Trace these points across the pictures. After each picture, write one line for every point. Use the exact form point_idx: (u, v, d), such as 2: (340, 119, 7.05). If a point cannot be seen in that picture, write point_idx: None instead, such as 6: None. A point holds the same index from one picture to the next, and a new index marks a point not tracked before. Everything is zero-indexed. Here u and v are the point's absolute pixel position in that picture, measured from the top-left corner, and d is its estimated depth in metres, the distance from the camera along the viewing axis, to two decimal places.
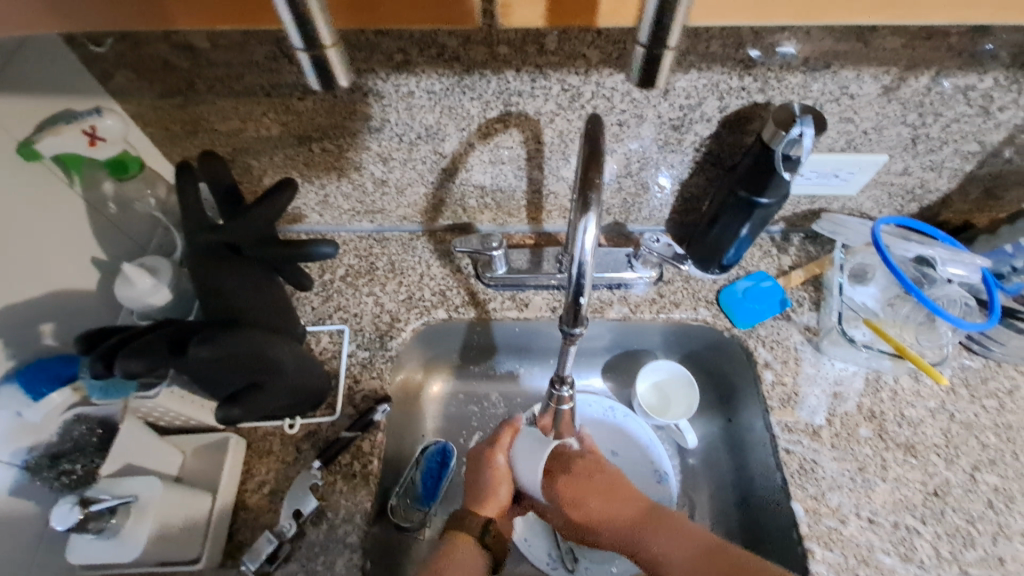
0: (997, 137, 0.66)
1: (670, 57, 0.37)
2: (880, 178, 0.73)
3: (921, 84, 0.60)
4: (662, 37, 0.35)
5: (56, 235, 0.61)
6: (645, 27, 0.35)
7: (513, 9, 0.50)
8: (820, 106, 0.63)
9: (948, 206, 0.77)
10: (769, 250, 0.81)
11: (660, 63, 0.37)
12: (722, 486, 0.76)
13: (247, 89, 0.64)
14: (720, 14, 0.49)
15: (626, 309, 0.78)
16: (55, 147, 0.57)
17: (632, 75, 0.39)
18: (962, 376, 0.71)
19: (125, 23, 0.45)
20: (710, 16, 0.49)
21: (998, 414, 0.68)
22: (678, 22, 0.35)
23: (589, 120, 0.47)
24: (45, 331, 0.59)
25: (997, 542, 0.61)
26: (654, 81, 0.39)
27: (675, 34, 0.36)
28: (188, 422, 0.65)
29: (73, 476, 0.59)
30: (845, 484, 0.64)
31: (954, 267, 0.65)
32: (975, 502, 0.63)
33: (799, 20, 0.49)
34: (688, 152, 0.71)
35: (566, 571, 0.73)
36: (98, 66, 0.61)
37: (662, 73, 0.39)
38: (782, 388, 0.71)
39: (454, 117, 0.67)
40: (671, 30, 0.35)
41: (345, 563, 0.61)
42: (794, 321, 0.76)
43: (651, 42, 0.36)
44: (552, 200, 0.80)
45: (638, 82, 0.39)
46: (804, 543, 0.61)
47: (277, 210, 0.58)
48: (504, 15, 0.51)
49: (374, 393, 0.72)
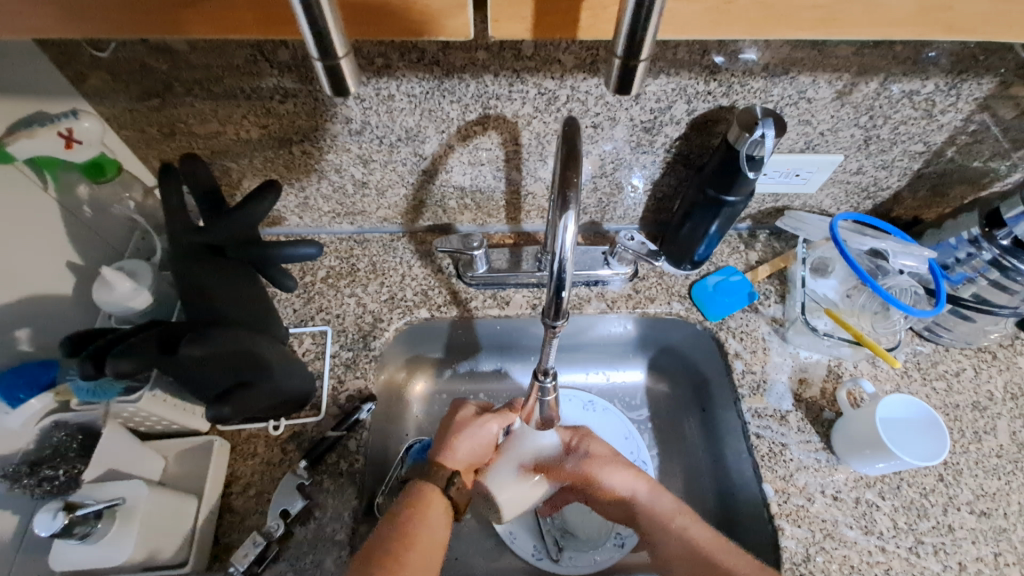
0: (939, 138, 0.72)
1: (348, 65, 0.38)
2: (837, 177, 0.78)
3: (871, 89, 0.65)
4: (329, 49, 0.36)
5: (26, 236, 0.57)
6: (310, 42, 0.35)
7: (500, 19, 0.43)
8: (781, 109, 0.67)
9: (899, 203, 0.82)
10: (736, 246, 0.86)
11: (342, 72, 0.38)
12: (696, 471, 0.80)
13: (226, 92, 0.63)
14: (685, 26, 0.42)
15: (604, 305, 0.81)
16: (28, 149, 0.54)
17: (323, 84, 0.39)
18: (914, 360, 0.76)
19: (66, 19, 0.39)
20: (674, 32, 0.43)
21: (946, 394, 0.74)
22: (648, 35, 0.35)
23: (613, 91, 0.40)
24: (20, 337, 0.56)
25: (948, 512, 0.66)
26: (346, 88, 0.39)
27: (647, 48, 0.36)
28: (170, 427, 0.64)
29: (56, 482, 0.54)
30: (811, 464, 0.69)
31: (904, 259, 0.70)
32: (928, 477, 0.68)
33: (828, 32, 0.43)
34: (659, 153, 0.74)
35: (551, 561, 0.74)
36: (71, 69, 0.59)
37: (350, 80, 0.39)
38: (751, 376, 0.75)
39: (434, 120, 0.68)
40: (346, 80, 0.39)
41: (334, 560, 0.61)
42: (761, 313, 0.80)
43: (323, 56, 0.36)
44: (530, 201, 0.82)
45: (330, 89, 0.39)
46: (774, 521, 0.65)
47: (197, 175, 0.58)
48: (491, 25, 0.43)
49: (358, 392, 0.72)
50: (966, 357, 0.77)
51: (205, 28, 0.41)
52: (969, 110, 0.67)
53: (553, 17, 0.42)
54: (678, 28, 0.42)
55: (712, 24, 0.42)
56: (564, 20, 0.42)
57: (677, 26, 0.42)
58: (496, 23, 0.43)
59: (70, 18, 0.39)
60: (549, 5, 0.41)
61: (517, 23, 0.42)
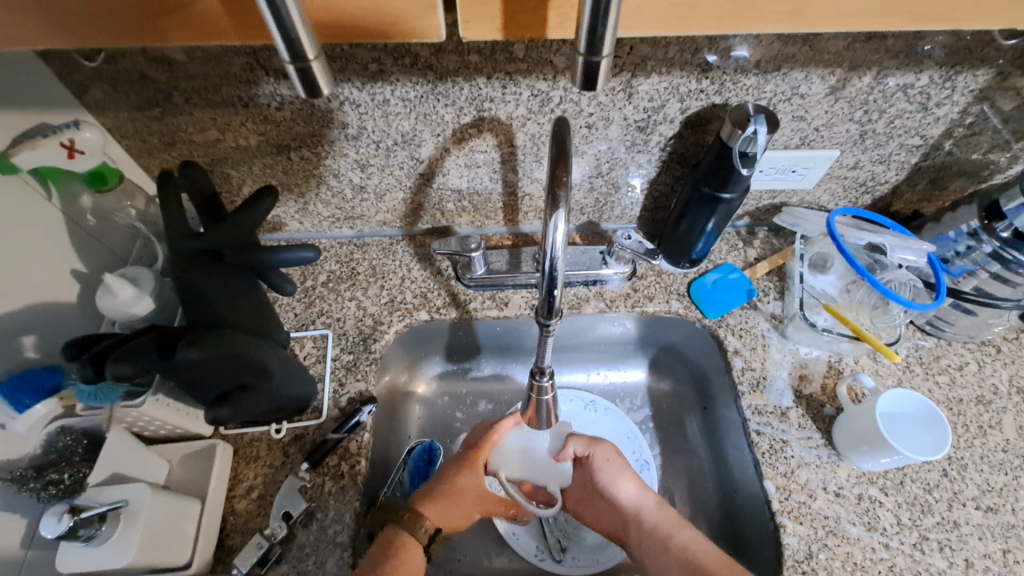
0: (936, 131, 0.71)
1: (320, 67, 0.38)
2: (835, 172, 0.78)
3: (864, 84, 0.65)
4: (301, 52, 0.36)
5: (32, 245, 0.58)
6: (283, 48, 0.36)
7: (470, 21, 0.43)
8: (774, 106, 0.68)
9: (899, 197, 0.82)
10: (735, 244, 0.86)
11: (313, 74, 0.38)
12: (699, 470, 0.79)
13: (223, 100, 0.64)
14: (653, 24, 0.43)
15: (602, 304, 0.81)
16: (32, 160, 0.56)
17: (296, 85, 0.40)
18: (916, 355, 0.76)
19: (53, 24, 0.40)
20: (641, 28, 0.43)
21: (950, 389, 0.73)
22: (609, 32, 0.36)
23: (580, 89, 0.41)
24: (27, 343, 0.57)
25: (952, 508, 0.65)
26: (319, 90, 0.40)
27: (609, 44, 0.37)
28: (174, 431, 0.65)
29: (62, 485, 0.55)
30: (813, 461, 0.68)
31: (903, 253, 0.70)
32: (932, 472, 0.68)
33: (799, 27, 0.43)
34: (654, 152, 0.74)
35: (554, 562, 0.74)
36: (73, 80, 0.61)
37: (324, 82, 0.40)
38: (751, 373, 0.75)
39: (430, 123, 0.69)
40: (317, 81, 0.39)
41: (336, 561, 0.62)
42: (760, 309, 0.80)
43: (295, 59, 0.37)
44: (527, 202, 0.82)
45: (306, 91, 0.40)
46: (777, 518, 0.64)
47: (196, 181, 0.59)
48: (463, 28, 0.44)
49: (360, 395, 0.73)
50: (970, 351, 0.76)
51: (187, 34, 0.42)
52: (965, 103, 0.67)
53: (522, 18, 0.43)
54: (647, 24, 0.43)
55: (680, 19, 0.43)
56: (535, 18, 0.42)
57: (640, 22, 0.42)
58: (467, 24, 0.43)
59: (56, 26, 0.40)
60: (518, 4, 0.42)
61: (487, 24, 0.43)
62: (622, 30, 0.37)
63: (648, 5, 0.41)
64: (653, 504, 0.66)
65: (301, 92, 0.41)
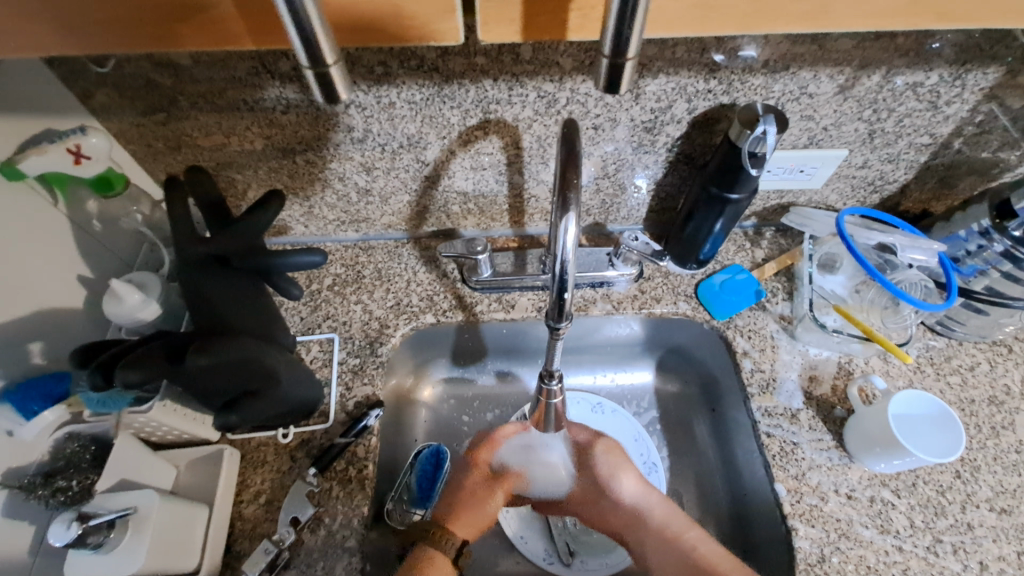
0: (946, 130, 0.71)
1: (338, 71, 0.38)
2: (843, 172, 0.77)
3: (873, 83, 0.64)
4: (318, 56, 0.36)
5: (38, 251, 0.58)
6: (300, 51, 0.36)
7: (488, 22, 0.43)
8: (782, 106, 0.67)
9: (907, 196, 0.81)
10: (742, 244, 0.85)
11: (331, 79, 0.38)
12: (708, 472, 0.79)
13: (229, 104, 0.64)
14: (674, 25, 0.42)
15: (609, 306, 0.81)
16: (39, 166, 0.56)
17: (313, 91, 0.39)
18: (927, 355, 0.75)
19: (65, 26, 0.39)
20: (664, 28, 0.43)
21: (961, 389, 0.72)
22: (634, 35, 0.35)
23: (603, 91, 0.40)
24: (34, 350, 0.57)
25: (966, 510, 0.65)
26: (338, 95, 0.39)
27: (634, 47, 0.37)
28: (181, 437, 0.64)
29: (70, 492, 0.56)
30: (824, 463, 0.68)
31: (914, 253, 0.70)
32: (945, 474, 0.67)
33: (825, 26, 0.43)
34: (661, 153, 0.74)
35: (563, 566, 0.73)
36: (79, 86, 0.60)
37: (341, 87, 0.39)
38: (760, 375, 0.74)
39: (436, 126, 0.69)
40: (336, 87, 0.39)
41: (345, 567, 0.61)
42: (769, 310, 0.79)
43: (313, 63, 0.36)
44: (533, 204, 0.82)
45: (323, 96, 0.39)
46: (788, 521, 0.64)
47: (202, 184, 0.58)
48: (480, 31, 0.43)
49: (366, 399, 0.73)
50: (981, 351, 0.76)
51: (200, 40, 0.42)
52: (975, 101, 0.67)
53: (540, 20, 0.42)
54: (670, 24, 0.42)
55: (701, 20, 0.42)
56: (554, 20, 0.42)
57: (663, 22, 0.42)
58: (486, 27, 0.43)
59: (68, 31, 0.39)
60: (537, 7, 0.41)
61: (504, 26, 0.42)
62: (647, 32, 0.36)
63: (671, 3, 0.40)
64: (659, 501, 0.67)
65: (319, 99, 0.40)
